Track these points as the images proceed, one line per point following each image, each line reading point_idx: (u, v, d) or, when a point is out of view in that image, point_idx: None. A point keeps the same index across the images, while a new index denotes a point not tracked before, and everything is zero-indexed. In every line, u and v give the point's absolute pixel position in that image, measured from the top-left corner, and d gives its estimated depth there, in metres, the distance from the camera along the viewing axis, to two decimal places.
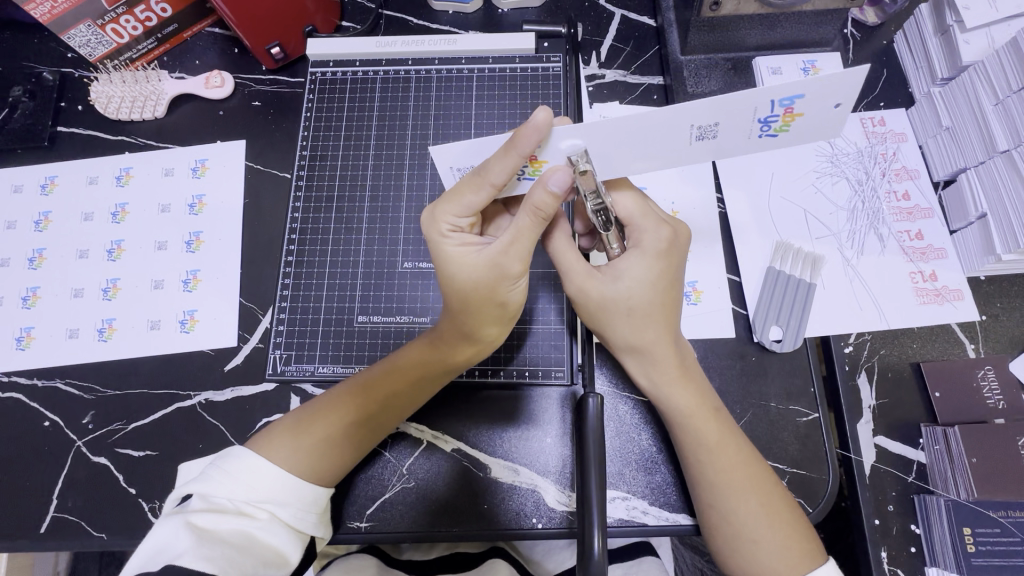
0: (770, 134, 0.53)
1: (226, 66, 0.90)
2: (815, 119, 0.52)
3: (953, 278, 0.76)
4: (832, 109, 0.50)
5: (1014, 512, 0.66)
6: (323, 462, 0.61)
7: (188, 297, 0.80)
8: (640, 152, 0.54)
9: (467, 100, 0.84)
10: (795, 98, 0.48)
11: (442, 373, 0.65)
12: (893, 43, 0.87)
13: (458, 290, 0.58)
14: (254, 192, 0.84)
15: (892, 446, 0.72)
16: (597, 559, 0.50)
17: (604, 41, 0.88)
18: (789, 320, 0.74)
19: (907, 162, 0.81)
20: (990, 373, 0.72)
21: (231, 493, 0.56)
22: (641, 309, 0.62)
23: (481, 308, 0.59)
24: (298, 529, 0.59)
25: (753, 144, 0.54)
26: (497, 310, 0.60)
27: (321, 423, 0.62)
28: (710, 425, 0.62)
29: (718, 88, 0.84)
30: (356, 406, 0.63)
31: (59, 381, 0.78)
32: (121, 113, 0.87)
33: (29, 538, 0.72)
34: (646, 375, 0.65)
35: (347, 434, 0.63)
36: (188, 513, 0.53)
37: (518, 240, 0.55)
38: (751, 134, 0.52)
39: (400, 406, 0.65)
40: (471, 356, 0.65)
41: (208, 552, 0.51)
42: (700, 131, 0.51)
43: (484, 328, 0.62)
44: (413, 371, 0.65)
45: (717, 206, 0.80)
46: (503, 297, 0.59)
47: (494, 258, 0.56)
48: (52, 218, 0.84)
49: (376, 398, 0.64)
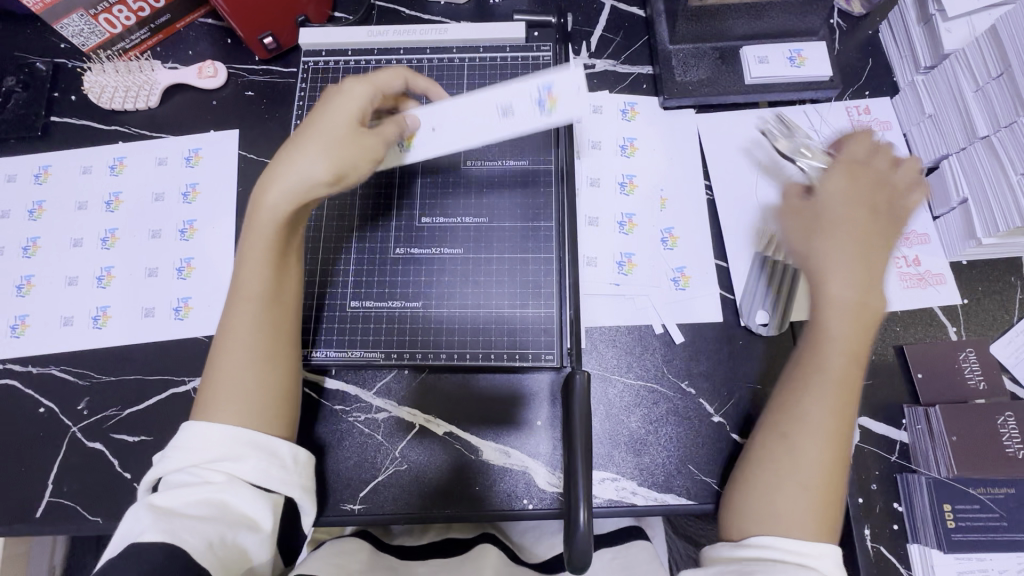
0: (546, 114, 0.66)
1: (219, 57, 0.91)
2: (575, 98, 0.65)
3: (935, 262, 0.78)
4: (579, 92, 0.65)
5: (992, 489, 0.68)
6: (236, 400, 0.61)
7: (182, 284, 0.81)
8: (456, 142, 0.67)
9: (458, 89, 0.84)
10: (548, 86, 0.66)
11: (270, 223, 0.63)
12: (878, 32, 0.88)
13: (311, 131, 0.63)
14: (248, 181, 0.85)
15: (875, 426, 0.73)
16: (583, 531, 0.52)
17: (593, 31, 0.89)
18: (776, 304, 0.75)
19: (892, 149, 0.82)
20: (972, 355, 0.74)
21: (190, 464, 0.57)
22: (841, 220, 0.65)
23: (319, 140, 0.62)
24: (265, 488, 0.58)
25: (537, 121, 0.66)
26: (351, 145, 0.62)
27: (217, 362, 0.63)
28: (837, 364, 0.62)
29: (706, 77, 0.84)
30: (229, 319, 0.64)
31: (55, 368, 0.79)
32: (114, 103, 0.87)
33: (24, 523, 0.73)
34: (835, 293, 0.63)
35: (242, 359, 0.62)
36: (150, 497, 0.55)
37: (345, 92, 0.65)
38: (534, 112, 0.66)
39: (266, 296, 0.64)
40: (298, 196, 0.62)
41: (166, 526, 0.52)
42: (503, 110, 0.66)
43: (309, 166, 0.61)
44: (250, 242, 0.64)
45: (705, 193, 0.81)
46: (343, 130, 0.63)
47: (351, 93, 0.65)
48: (46, 207, 0.85)
49: (237, 302, 0.64)
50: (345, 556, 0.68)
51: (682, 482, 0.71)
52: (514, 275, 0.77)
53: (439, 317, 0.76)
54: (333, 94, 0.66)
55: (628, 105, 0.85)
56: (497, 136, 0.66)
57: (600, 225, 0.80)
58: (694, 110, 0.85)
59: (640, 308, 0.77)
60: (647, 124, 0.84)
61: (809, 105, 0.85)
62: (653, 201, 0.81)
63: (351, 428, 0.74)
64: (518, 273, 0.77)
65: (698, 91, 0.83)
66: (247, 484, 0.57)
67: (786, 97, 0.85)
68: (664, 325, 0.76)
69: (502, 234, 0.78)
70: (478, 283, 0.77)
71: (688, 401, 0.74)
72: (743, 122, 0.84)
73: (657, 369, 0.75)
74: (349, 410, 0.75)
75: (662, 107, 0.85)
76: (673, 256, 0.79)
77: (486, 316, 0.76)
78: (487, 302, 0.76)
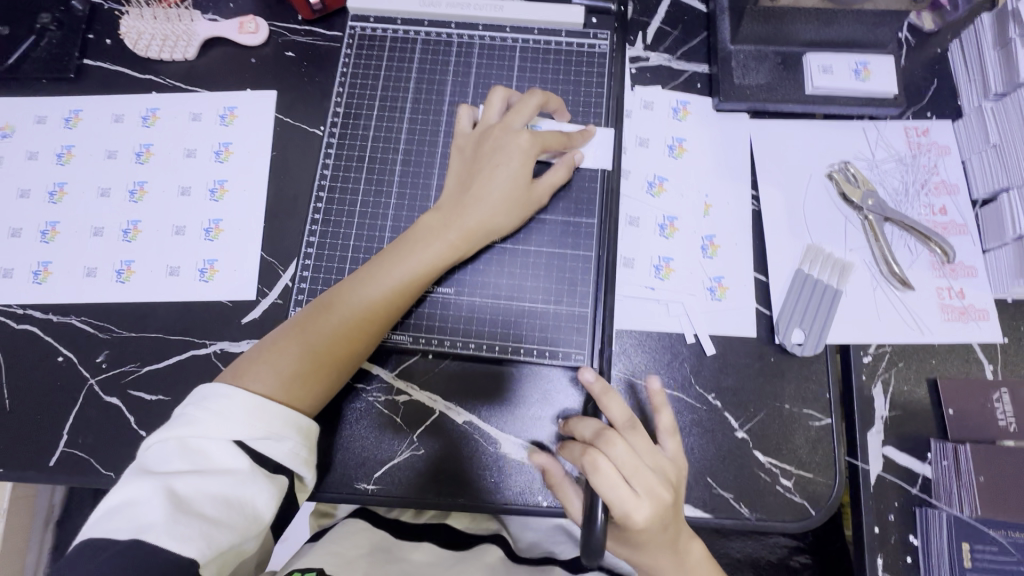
0: (672, 155, 0.80)
1: (261, 12, 0.87)
2: (697, 161, 0.80)
3: (980, 297, 0.76)
4: (702, 154, 0.80)
5: (1013, 533, 0.68)
6: (296, 372, 0.63)
7: (209, 246, 0.79)
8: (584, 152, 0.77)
9: (508, 71, 0.82)
10: (681, 139, 0.81)
11: (442, 253, 0.69)
12: (947, 51, 0.84)
13: (494, 182, 0.70)
14: (283, 145, 0.83)
15: (899, 457, 0.72)
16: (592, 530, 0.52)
17: (651, 22, 0.86)
18: (813, 325, 0.74)
19: (948, 176, 0.80)
20: (1005, 396, 0.72)
21: (216, 440, 0.55)
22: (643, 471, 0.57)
23: (504, 199, 0.71)
24: (278, 481, 0.57)
25: (665, 159, 0.80)
26: (519, 207, 0.72)
27: (307, 329, 0.65)
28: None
29: (765, 82, 0.81)
30: (352, 303, 0.66)
31: (75, 318, 0.77)
32: (150, 52, 0.84)
33: (37, 470, 0.73)
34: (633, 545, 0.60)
35: (328, 336, 0.65)
36: (167, 476, 0.52)
37: (519, 147, 0.70)
38: (664, 154, 0.80)
39: (394, 304, 0.68)
40: (472, 241, 0.70)
41: (181, 530, 0.50)
42: (640, 140, 0.81)
43: (491, 223, 0.71)
44: (411, 259, 0.68)
45: (751, 202, 0.79)
46: (524, 191, 0.71)
47: (526, 150, 0.70)
48: (75, 152, 0.83)
49: (365, 293, 0.67)
50: (344, 544, 0.67)
51: (699, 494, 0.70)
52: (550, 270, 0.75)
53: (471, 306, 0.74)
54: (509, 144, 0.70)
55: (680, 104, 0.82)
56: (637, 161, 0.80)
57: (640, 226, 0.78)
58: (747, 115, 0.82)
59: (673, 315, 0.75)
60: (698, 124, 0.82)
61: (869, 121, 0.82)
62: (697, 206, 0.79)
63: (369, 407, 0.74)
64: (555, 268, 0.75)
65: (754, 97, 0.80)
66: (268, 482, 0.56)
67: (845, 111, 0.82)
68: (697, 335, 0.75)
69: (542, 226, 0.76)
70: (512, 273, 0.75)
71: (713, 414, 0.72)
72: (799, 133, 0.81)
73: (685, 378, 0.74)
74: (371, 391, 0.74)
75: (715, 109, 0.82)
76: (711, 265, 0.77)
77: (517, 309, 0.74)
78: (520, 294, 0.75)
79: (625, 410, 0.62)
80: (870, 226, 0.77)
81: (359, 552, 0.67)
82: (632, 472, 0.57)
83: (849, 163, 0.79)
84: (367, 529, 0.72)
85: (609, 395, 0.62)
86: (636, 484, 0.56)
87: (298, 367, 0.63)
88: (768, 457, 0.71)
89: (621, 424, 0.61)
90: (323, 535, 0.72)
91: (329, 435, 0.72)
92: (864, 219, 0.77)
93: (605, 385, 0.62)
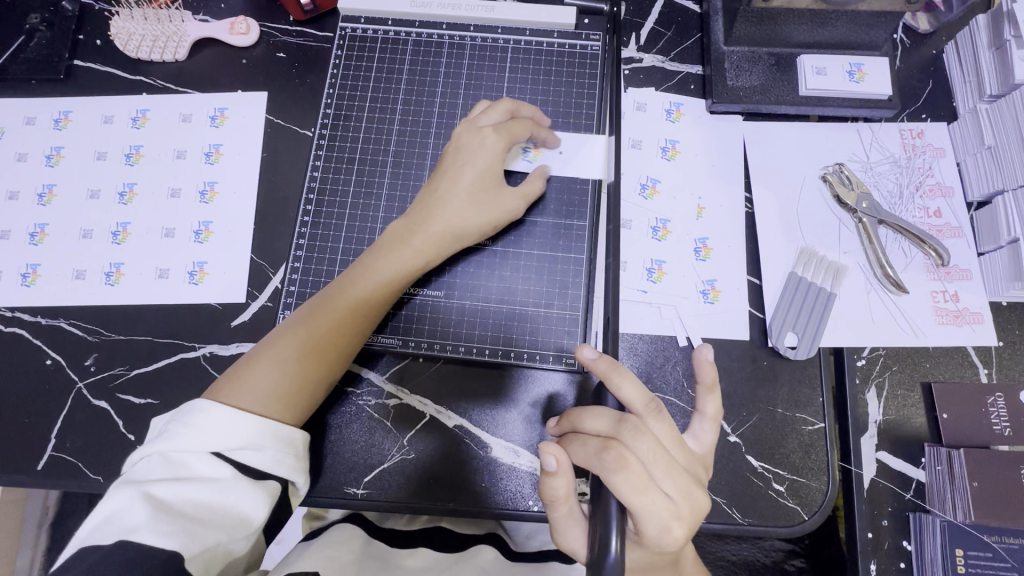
0: (666, 157, 0.80)
1: (252, 13, 0.87)
2: (690, 164, 0.80)
3: (975, 300, 0.75)
4: (695, 156, 0.80)
5: (1007, 539, 0.68)
6: (275, 388, 0.61)
7: (199, 248, 0.79)
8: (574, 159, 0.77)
9: (499, 72, 0.81)
10: (674, 141, 0.81)
11: (411, 258, 0.69)
12: (943, 53, 0.84)
13: (462, 184, 0.70)
14: (273, 147, 0.82)
15: (893, 462, 0.72)
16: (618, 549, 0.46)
17: (645, 23, 0.85)
18: (806, 329, 0.73)
19: (943, 178, 0.79)
20: (1000, 400, 0.72)
21: (196, 452, 0.55)
22: (672, 470, 0.53)
23: (476, 201, 0.70)
24: (264, 485, 0.56)
25: (659, 161, 0.80)
26: (493, 207, 0.71)
27: (281, 344, 0.64)
28: None
29: (759, 83, 0.81)
30: (326, 314, 0.66)
31: (64, 321, 0.77)
32: (140, 53, 0.84)
33: (25, 475, 0.72)
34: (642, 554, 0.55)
35: (301, 352, 0.64)
36: (148, 484, 0.52)
37: (486, 145, 0.71)
38: (656, 155, 0.80)
39: (368, 311, 0.67)
40: (441, 244, 0.70)
41: (166, 532, 0.49)
42: (633, 143, 0.80)
43: (464, 225, 0.70)
44: (380, 265, 0.68)
45: (744, 206, 0.78)
46: (496, 192, 0.71)
47: (491, 149, 0.71)
48: (64, 154, 0.82)
49: (338, 303, 0.66)
50: (337, 548, 0.67)
51: None
52: (541, 273, 0.75)
53: (461, 310, 0.74)
54: (474, 142, 0.71)
55: (673, 105, 0.82)
56: (630, 164, 0.80)
57: (633, 229, 0.78)
58: (741, 117, 0.82)
59: (666, 318, 0.75)
60: (691, 126, 0.81)
61: (863, 123, 0.82)
62: (690, 208, 0.78)
63: (359, 411, 0.73)
64: (546, 271, 0.75)
65: (749, 99, 0.80)
66: (255, 488, 0.56)
67: (840, 113, 0.81)
68: (689, 338, 0.74)
69: (534, 228, 0.76)
70: (503, 276, 0.74)
71: None
72: (793, 135, 0.81)
73: (678, 382, 0.73)
74: (361, 395, 0.74)
75: (708, 110, 0.82)
76: (704, 268, 0.76)
77: (507, 312, 0.74)
78: (511, 297, 0.74)
79: (641, 393, 0.56)
80: (865, 229, 0.76)
81: (351, 557, 0.66)
82: (660, 469, 0.52)
83: (842, 164, 0.79)
84: (358, 535, 0.72)
85: (628, 378, 0.56)
86: (664, 484, 0.52)
87: (276, 382, 0.62)
88: (760, 461, 0.71)
89: (639, 410, 0.56)
90: (314, 539, 0.71)
91: (319, 439, 0.72)
92: (861, 221, 0.76)
93: (613, 364, 0.56)
